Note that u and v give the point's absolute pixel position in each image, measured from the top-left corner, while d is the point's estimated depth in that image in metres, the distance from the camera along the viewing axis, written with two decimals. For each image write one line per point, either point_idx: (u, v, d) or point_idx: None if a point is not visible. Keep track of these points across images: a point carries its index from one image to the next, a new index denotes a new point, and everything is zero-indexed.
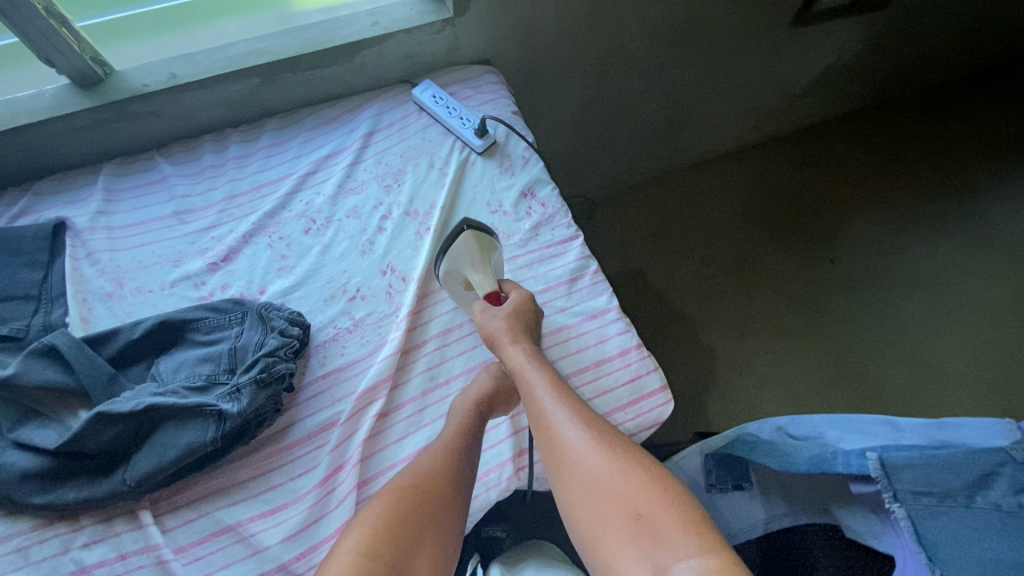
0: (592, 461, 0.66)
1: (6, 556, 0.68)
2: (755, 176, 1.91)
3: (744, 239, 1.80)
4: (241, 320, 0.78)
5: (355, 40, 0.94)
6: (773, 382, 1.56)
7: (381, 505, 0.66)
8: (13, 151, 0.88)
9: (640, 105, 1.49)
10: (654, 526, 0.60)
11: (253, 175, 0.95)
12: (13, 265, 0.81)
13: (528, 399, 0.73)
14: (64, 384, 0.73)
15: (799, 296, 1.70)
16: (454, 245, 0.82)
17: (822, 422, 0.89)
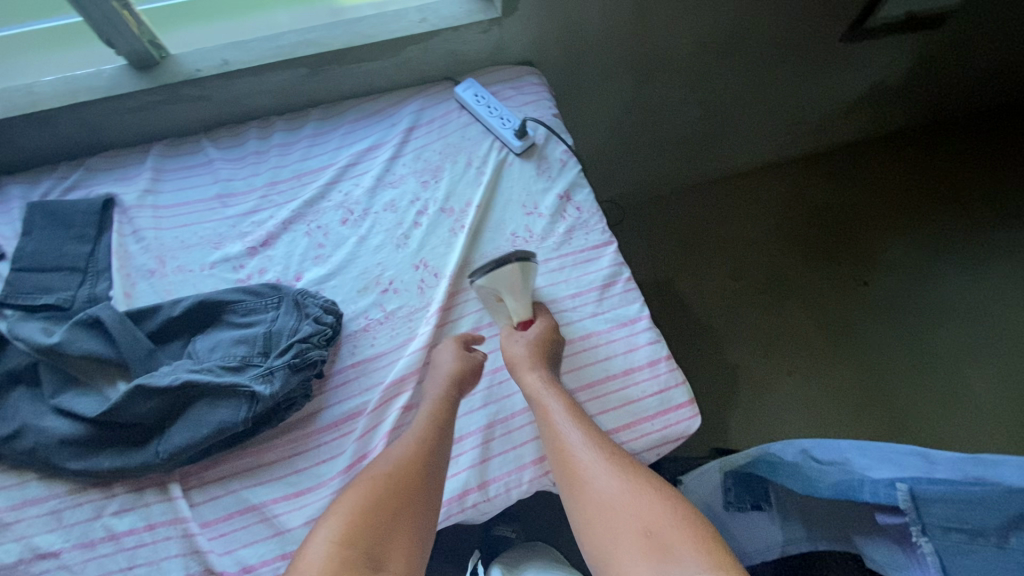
0: (606, 483, 0.66)
1: (42, 517, 0.71)
2: (792, 191, 1.87)
3: (775, 258, 1.76)
4: (277, 305, 0.80)
5: (403, 35, 0.95)
6: (797, 403, 1.53)
7: (353, 497, 0.64)
8: (70, 128, 0.91)
9: (679, 114, 1.47)
10: (666, 541, 0.59)
11: (295, 163, 0.96)
12: (64, 238, 0.86)
13: (543, 423, 0.73)
14: (104, 356, 0.76)
15: (830, 322, 1.66)
16: (497, 270, 0.79)
17: (850, 448, 0.84)
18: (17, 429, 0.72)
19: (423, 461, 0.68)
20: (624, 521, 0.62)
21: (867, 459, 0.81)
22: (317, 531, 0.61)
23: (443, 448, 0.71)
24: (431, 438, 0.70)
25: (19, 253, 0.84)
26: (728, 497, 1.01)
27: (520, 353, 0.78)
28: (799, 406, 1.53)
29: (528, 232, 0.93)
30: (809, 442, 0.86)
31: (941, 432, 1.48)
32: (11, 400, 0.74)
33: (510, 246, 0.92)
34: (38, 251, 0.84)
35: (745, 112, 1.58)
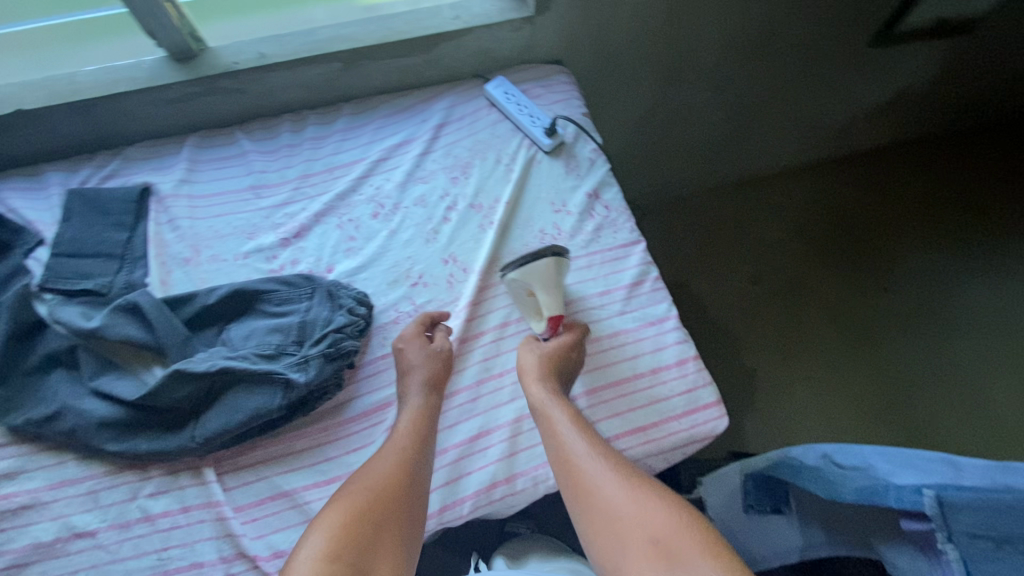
0: (613, 491, 0.67)
1: (79, 497, 0.73)
2: (813, 196, 1.86)
3: (793, 264, 1.75)
4: (311, 295, 0.82)
5: (436, 32, 0.96)
6: (814, 408, 1.53)
7: (340, 509, 0.64)
8: (109, 117, 0.93)
9: (703, 117, 1.47)
10: (672, 548, 0.61)
11: (327, 157, 0.97)
12: (103, 225, 0.88)
13: (548, 435, 0.74)
14: (141, 341, 0.77)
15: (847, 330, 1.64)
16: (535, 262, 0.80)
17: (874, 454, 0.82)
18: (56, 410, 0.74)
19: (405, 471, 0.69)
20: (631, 531, 0.64)
21: (892, 465, 0.80)
22: (304, 544, 0.61)
23: (425, 458, 0.72)
24: (414, 447, 0.71)
25: (58, 239, 0.86)
26: (748, 499, 1.00)
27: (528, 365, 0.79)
28: (816, 412, 1.52)
29: (556, 229, 0.93)
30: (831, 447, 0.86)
31: (958, 443, 1.47)
32: (51, 383, 0.76)
33: (538, 242, 0.92)
34: (77, 238, 0.86)
35: (768, 116, 1.57)
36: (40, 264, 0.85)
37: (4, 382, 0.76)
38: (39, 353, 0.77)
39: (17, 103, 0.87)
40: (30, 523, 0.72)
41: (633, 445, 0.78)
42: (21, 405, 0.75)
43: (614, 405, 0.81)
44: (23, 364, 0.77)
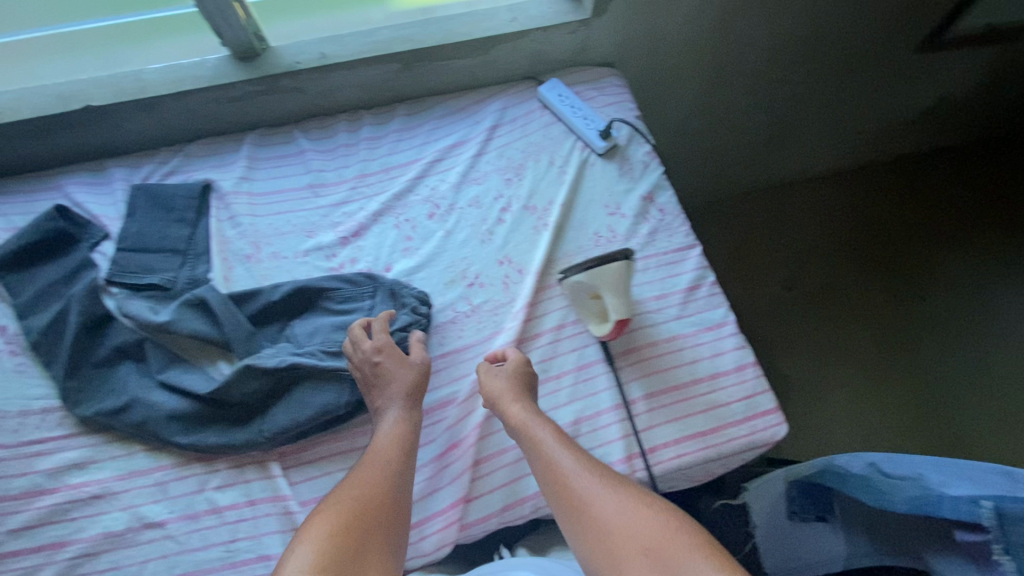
0: (603, 505, 0.66)
1: (148, 488, 0.75)
2: (849, 202, 1.83)
3: (826, 271, 1.73)
4: (374, 295, 0.85)
5: (494, 34, 0.96)
6: (848, 416, 1.51)
7: (325, 522, 0.61)
8: (172, 115, 0.94)
9: (745, 123, 1.46)
10: (666, 557, 0.60)
11: (383, 157, 0.99)
12: (166, 221, 0.89)
13: (533, 455, 0.72)
14: (207, 336, 0.78)
15: (877, 339, 1.62)
16: (606, 265, 0.77)
17: (925, 463, 0.81)
18: (125, 403, 0.76)
19: (388, 488, 0.67)
20: (623, 546, 0.62)
21: (943, 475, 0.79)
22: (291, 557, 0.57)
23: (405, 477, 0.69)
24: (395, 465, 0.69)
25: (124, 234, 0.87)
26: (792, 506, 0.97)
27: (501, 387, 0.76)
28: (849, 421, 1.51)
29: (611, 232, 0.93)
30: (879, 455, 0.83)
31: (989, 453, 1.45)
32: (118, 375, 0.79)
33: (593, 245, 0.92)
34: (141, 232, 0.88)
35: (809, 121, 1.56)
36: (106, 258, 0.86)
37: (74, 374, 0.78)
38: (106, 346, 0.80)
39: (85, 100, 0.88)
40: (101, 512, 0.73)
41: (694, 450, 0.78)
42: (90, 396, 0.77)
43: (673, 410, 0.81)
44: (92, 356, 0.79)
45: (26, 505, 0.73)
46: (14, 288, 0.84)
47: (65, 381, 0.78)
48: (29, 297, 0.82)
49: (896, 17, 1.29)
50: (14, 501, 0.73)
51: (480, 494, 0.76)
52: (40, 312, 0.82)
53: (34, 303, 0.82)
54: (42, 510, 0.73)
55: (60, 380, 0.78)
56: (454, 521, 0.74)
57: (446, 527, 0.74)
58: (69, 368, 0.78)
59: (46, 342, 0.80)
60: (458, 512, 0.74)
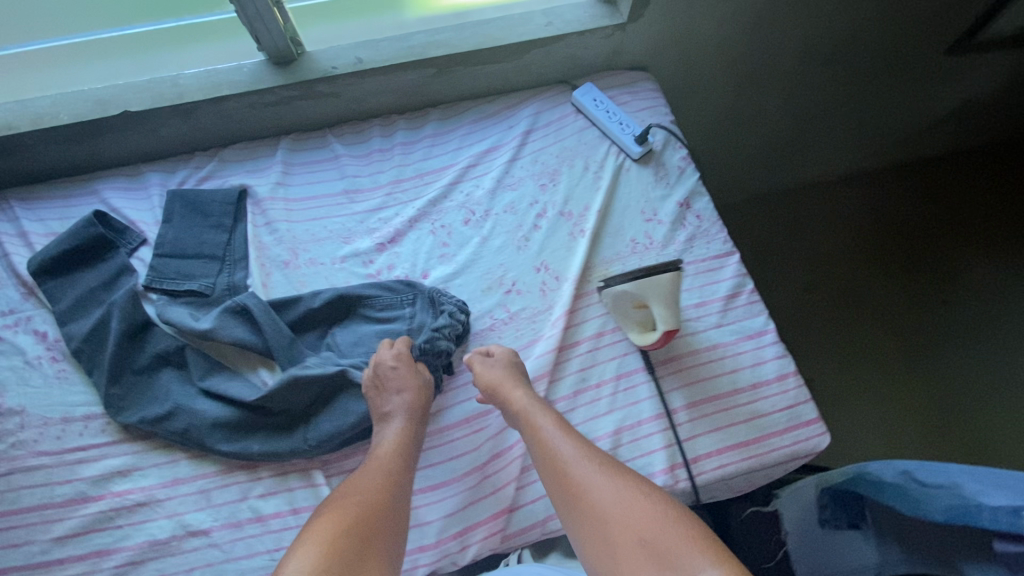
0: (601, 492, 0.65)
1: (192, 495, 0.75)
2: (874, 204, 1.76)
3: (849, 274, 1.68)
4: (413, 299, 0.84)
5: (530, 38, 0.96)
6: (867, 422, 1.48)
7: (328, 522, 0.59)
8: (208, 120, 0.94)
9: (771, 122, 1.42)
10: (662, 548, 0.59)
11: (418, 163, 0.98)
12: (202, 226, 0.89)
13: (534, 442, 0.72)
14: (251, 342, 0.79)
15: (900, 343, 1.58)
16: (656, 275, 0.74)
17: (961, 472, 0.77)
18: (169, 410, 0.76)
19: (387, 489, 0.66)
20: (619, 533, 0.62)
21: (980, 484, 0.76)
22: (292, 558, 0.55)
23: (406, 483, 0.68)
24: (397, 470, 0.69)
25: (161, 240, 0.87)
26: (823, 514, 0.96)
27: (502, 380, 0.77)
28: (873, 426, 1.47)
29: (648, 239, 0.93)
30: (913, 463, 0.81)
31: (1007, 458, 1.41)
32: (161, 382, 0.79)
33: (629, 252, 0.92)
34: (178, 238, 0.88)
35: (833, 121, 1.51)
36: (144, 263, 0.87)
37: (117, 381, 0.78)
38: (148, 353, 0.80)
39: (123, 105, 0.88)
40: (146, 519, 0.73)
41: (737, 461, 0.78)
42: (134, 404, 0.78)
43: (714, 420, 0.80)
44: (134, 363, 0.80)
45: (71, 512, 0.73)
46: (53, 294, 0.84)
47: (108, 388, 0.78)
48: (68, 303, 0.83)
49: (927, 15, 1.25)
50: (59, 508, 0.73)
51: (522, 504, 0.75)
52: (80, 318, 0.82)
53: (74, 309, 0.83)
54: (87, 518, 0.73)
55: (103, 388, 0.78)
56: (497, 530, 0.74)
57: (489, 536, 0.74)
58: (112, 376, 0.78)
59: (88, 349, 0.80)
60: (500, 522, 0.74)
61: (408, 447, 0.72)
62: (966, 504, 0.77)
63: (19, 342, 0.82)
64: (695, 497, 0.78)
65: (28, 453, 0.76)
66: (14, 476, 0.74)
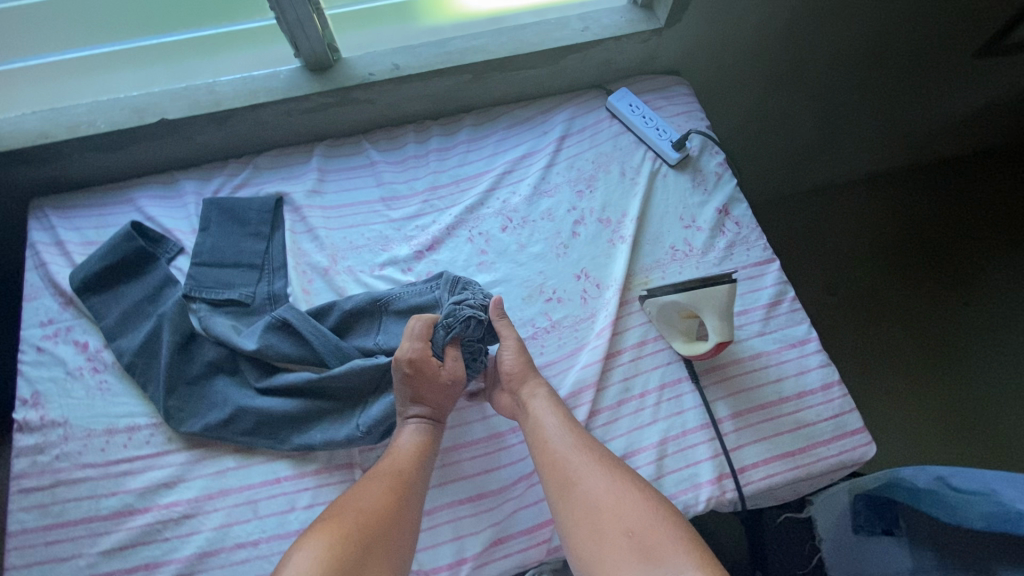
0: (596, 485, 0.65)
1: (237, 507, 0.74)
2: (896, 202, 1.56)
3: (869, 272, 1.46)
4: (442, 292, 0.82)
5: (568, 43, 0.95)
6: (895, 431, 1.25)
7: (329, 528, 0.59)
8: (243, 128, 0.93)
9: (794, 120, 1.32)
10: (651, 543, 0.59)
11: (454, 169, 0.98)
12: (240, 235, 0.89)
13: (531, 429, 0.72)
14: (301, 354, 0.79)
15: (937, 347, 1.36)
16: (713, 286, 0.75)
17: (998, 477, 0.74)
18: (229, 414, 0.77)
19: (390, 486, 0.66)
20: (609, 523, 0.62)
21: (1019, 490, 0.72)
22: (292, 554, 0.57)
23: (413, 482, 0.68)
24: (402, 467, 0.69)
25: (199, 249, 0.87)
26: (858, 520, 0.92)
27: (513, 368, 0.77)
28: (904, 432, 1.25)
29: (688, 246, 0.92)
30: (947, 470, 0.77)
31: None
32: (216, 387, 0.79)
33: (669, 259, 0.91)
34: (216, 247, 0.87)
35: (864, 127, 1.41)
36: (182, 274, 0.87)
37: (174, 392, 0.78)
38: (201, 360, 0.80)
39: (160, 113, 0.88)
40: (192, 532, 0.72)
41: (784, 471, 0.77)
42: (192, 413, 0.78)
43: (760, 429, 0.80)
44: (188, 372, 0.79)
45: (117, 525, 0.72)
46: (98, 310, 0.84)
47: (166, 400, 0.77)
48: (115, 318, 0.83)
49: (966, 13, 1.17)
50: (106, 521, 0.72)
51: None
52: (128, 333, 0.82)
53: (121, 324, 0.83)
54: (134, 531, 0.72)
55: (160, 400, 0.78)
56: (544, 540, 0.73)
57: (535, 545, 0.73)
58: (168, 387, 0.78)
59: (141, 363, 0.80)
60: (546, 532, 0.73)
61: (426, 446, 0.72)
62: (1008, 509, 0.73)
63: (61, 353, 0.82)
64: (741, 507, 0.77)
65: (73, 465, 0.75)
66: (60, 488, 0.74)
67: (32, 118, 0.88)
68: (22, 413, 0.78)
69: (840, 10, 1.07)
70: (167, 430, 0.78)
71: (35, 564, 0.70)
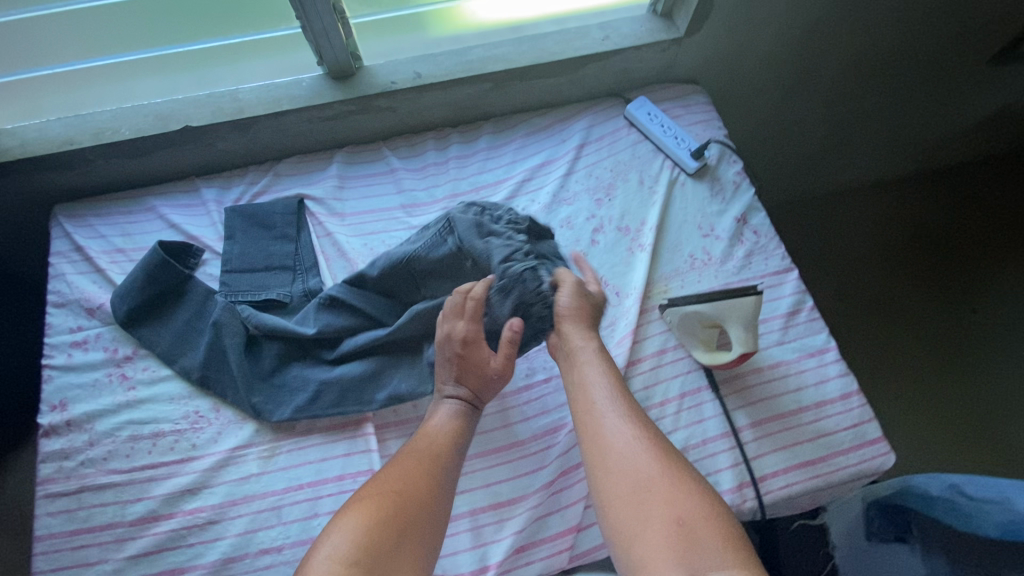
0: (643, 461, 0.62)
1: (261, 513, 0.74)
2: (906, 206, 1.53)
3: (879, 275, 1.43)
4: (451, 236, 0.80)
5: (588, 53, 0.96)
6: (903, 435, 1.22)
7: (363, 511, 0.58)
8: (266, 134, 0.94)
9: (809, 124, 1.31)
10: (691, 529, 0.55)
11: (473, 176, 0.99)
12: (268, 240, 0.90)
13: (580, 391, 0.71)
14: (361, 324, 0.84)
15: (949, 350, 1.33)
16: (739, 298, 0.76)
17: (1014, 487, 0.76)
18: (315, 394, 0.80)
19: (427, 469, 0.65)
20: (649, 502, 0.59)
21: None
22: (326, 542, 0.56)
23: (450, 470, 0.68)
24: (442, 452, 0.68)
25: (228, 256, 0.88)
26: (872, 527, 0.92)
27: (569, 334, 0.76)
28: (911, 435, 1.22)
29: (706, 254, 0.93)
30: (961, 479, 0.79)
31: None
32: (293, 375, 0.82)
33: (688, 267, 0.92)
34: (246, 252, 0.89)
35: (879, 130, 1.40)
36: (216, 281, 0.88)
37: (255, 390, 0.80)
38: (270, 356, 0.83)
39: (184, 120, 0.89)
40: (216, 537, 0.73)
41: (803, 480, 0.77)
42: (278, 404, 0.80)
43: (779, 438, 0.80)
44: (262, 369, 0.82)
45: (143, 531, 0.73)
46: (148, 338, 0.84)
47: (251, 399, 0.80)
48: (170, 340, 0.84)
49: (981, 19, 1.17)
50: (131, 527, 0.73)
51: (590, 523, 0.75)
52: (188, 350, 0.83)
53: (176, 345, 0.83)
54: (159, 537, 0.72)
55: (246, 399, 0.79)
56: (566, 548, 0.74)
57: (556, 554, 0.74)
58: (248, 387, 0.80)
59: (212, 372, 0.81)
60: (568, 541, 0.74)
61: (460, 427, 0.72)
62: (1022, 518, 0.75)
63: (89, 359, 0.82)
64: (761, 516, 0.77)
65: (99, 471, 0.76)
66: (85, 494, 0.74)
67: (58, 125, 0.89)
68: (48, 419, 0.78)
69: (858, 17, 1.07)
70: (192, 436, 0.79)
71: (61, 569, 0.70)
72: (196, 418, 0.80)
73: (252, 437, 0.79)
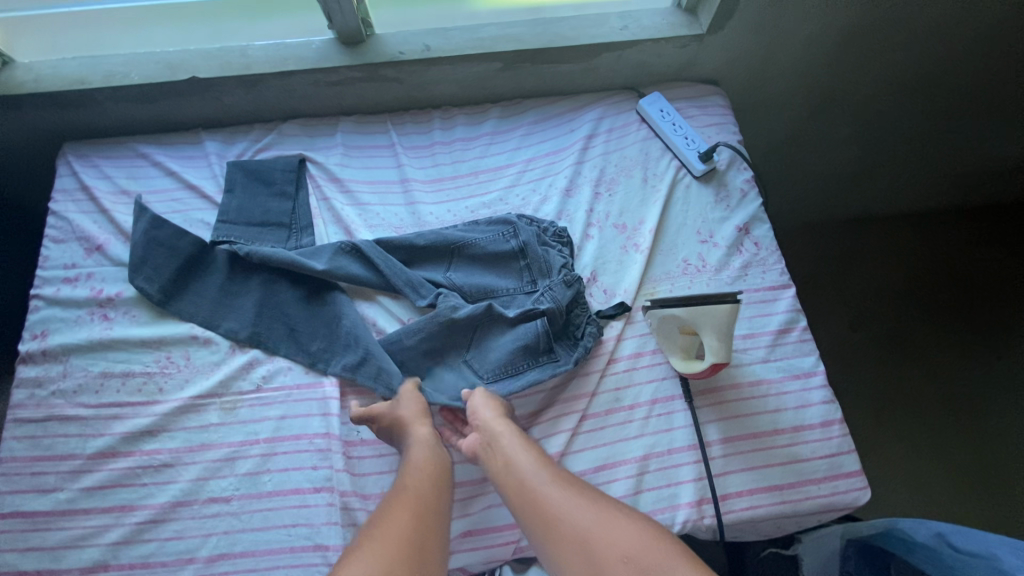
0: (576, 512, 0.60)
1: (215, 462, 0.75)
2: (943, 240, 1.39)
3: (900, 314, 1.32)
4: (515, 236, 0.86)
5: (603, 41, 0.94)
6: (902, 478, 1.15)
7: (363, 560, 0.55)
8: (272, 92, 0.95)
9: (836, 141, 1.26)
10: (646, 565, 0.54)
11: (473, 160, 0.98)
12: (266, 195, 0.90)
13: (502, 470, 0.67)
14: (367, 278, 0.85)
15: (965, 406, 1.22)
16: (714, 305, 0.72)
17: (1002, 542, 0.68)
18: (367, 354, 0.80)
19: (416, 511, 0.61)
20: (598, 549, 0.57)
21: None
22: None
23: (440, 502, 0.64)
24: (430, 479, 0.66)
25: (225, 208, 0.89)
26: (847, 567, 0.86)
27: (488, 420, 0.71)
28: (910, 484, 1.15)
29: (701, 260, 0.89)
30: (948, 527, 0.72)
31: None
32: (324, 320, 0.83)
33: (680, 272, 0.89)
34: (243, 207, 0.89)
35: (917, 162, 1.32)
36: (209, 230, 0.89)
37: (315, 337, 0.82)
38: (328, 307, 0.84)
39: (191, 70, 0.89)
40: (170, 481, 0.74)
41: (768, 503, 0.74)
42: (333, 355, 0.81)
43: (749, 458, 0.77)
44: (321, 318, 0.84)
45: (99, 465, 0.74)
46: (188, 309, 0.84)
47: (310, 347, 0.82)
48: (209, 307, 0.84)
49: None
50: (89, 460, 0.74)
51: None
52: (228, 314, 0.83)
53: (217, 311, 0.84)
54: (115, 472, 0.74)
55: (303, 344, 0.82)
56: (511, 540, 0.72)
57: (502, 544, 0.72)
58: (310, 333, 0.83)
59: (264, 328, 0.83)
60: (515, 533, 0.72)
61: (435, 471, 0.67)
62: None
63: (75, 295, 0.84)
64: (719, 535, 0.75)
65: (68, 403, 0.77)
66: (52, 423, 0.76)
67: (72, 64, 0.91)
68: (28, 346, 0.80)
69: (896, 28, 1.02)
70: (160, 380, 0.80)
71: (19, 492, 0.72)
72: (166, 362, 0.81)
73: (215, 389, 0.79)
